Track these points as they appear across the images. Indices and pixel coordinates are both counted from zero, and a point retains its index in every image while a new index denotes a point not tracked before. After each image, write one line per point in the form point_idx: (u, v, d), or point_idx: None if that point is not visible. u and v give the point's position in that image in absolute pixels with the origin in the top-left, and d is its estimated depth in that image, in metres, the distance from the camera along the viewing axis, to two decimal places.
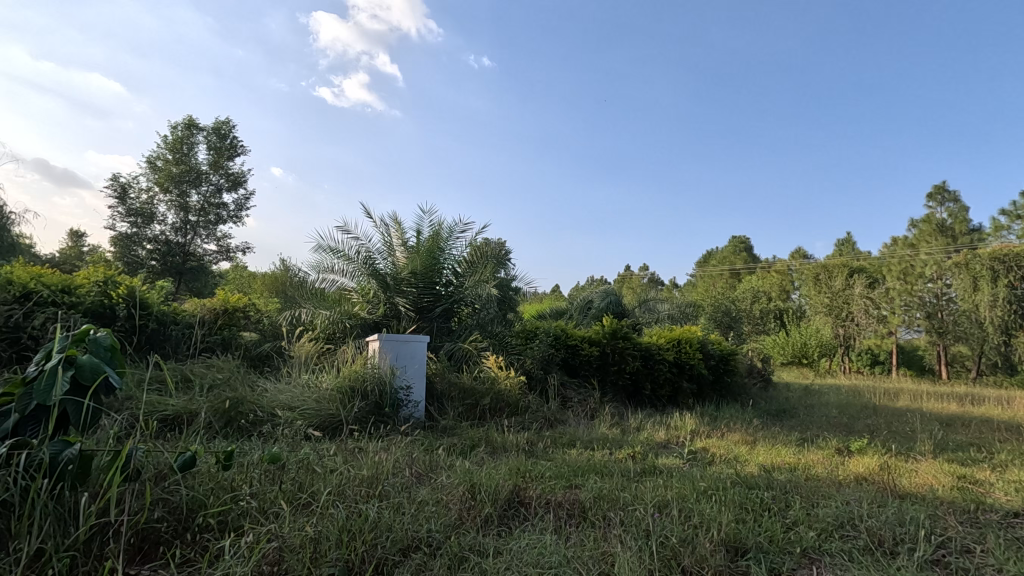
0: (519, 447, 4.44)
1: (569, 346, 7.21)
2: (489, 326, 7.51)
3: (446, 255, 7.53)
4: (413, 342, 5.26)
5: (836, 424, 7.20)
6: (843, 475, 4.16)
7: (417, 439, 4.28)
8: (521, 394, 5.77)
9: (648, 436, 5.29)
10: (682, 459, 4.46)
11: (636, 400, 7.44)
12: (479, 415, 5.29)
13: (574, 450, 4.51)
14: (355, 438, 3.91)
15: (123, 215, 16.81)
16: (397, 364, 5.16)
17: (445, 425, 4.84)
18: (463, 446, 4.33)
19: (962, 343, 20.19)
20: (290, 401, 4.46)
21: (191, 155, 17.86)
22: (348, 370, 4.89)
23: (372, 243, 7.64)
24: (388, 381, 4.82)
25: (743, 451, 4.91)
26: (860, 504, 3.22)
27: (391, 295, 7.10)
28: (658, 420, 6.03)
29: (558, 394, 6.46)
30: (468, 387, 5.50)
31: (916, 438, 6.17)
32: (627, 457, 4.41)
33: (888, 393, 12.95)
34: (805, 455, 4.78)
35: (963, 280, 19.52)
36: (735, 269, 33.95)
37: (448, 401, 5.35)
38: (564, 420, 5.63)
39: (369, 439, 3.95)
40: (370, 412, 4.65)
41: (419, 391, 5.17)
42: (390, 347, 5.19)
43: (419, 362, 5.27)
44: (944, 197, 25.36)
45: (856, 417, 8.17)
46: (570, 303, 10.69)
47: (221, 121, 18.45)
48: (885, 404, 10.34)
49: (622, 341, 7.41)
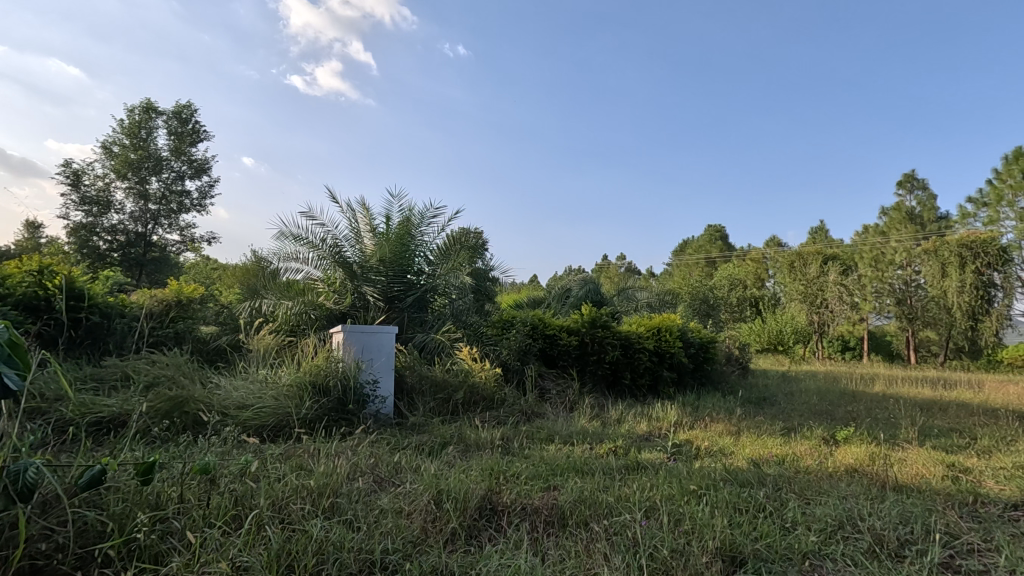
0: (494, 444, 4.15)
1: (547, 336, 6.94)
2: (464, 316, 7.19)
3: (418, 242, 7.17)
4: (380, 334, 4.93)
5: (817, 412, 7.09)
6: (833, 467, 3.97)
7: (383, 439, 3.96)
8: (497, 387, 5.48)
9: (630, 429, 5.06)
10: (666, 454, 4.22)
11: (616, 391, 7.22)
12: (452, 410, 4.98)
13: (553, 446, 4.23)
14: (314, 440, 3.57)
15: (77, 204, 15.93)
16: (363, 358, 4.82)
17: (415, 422, 4.52)
18: (434, 445, 4.02)
19: (931, 328, 20.61)
20: (244, 399, 4.10)
21: (151, 141, 17.00)
22: (309, 364, 4.52)
23: (339, 229, 7.23)
24: (353, 376, 4.48)
25: (728, 443, 4.70)
26: (857, 499, 3.02)
27: (359, 284, 6.74)
28: (639, 411, 5.81)
29: (536, 386, 6.19)
30: (440, 381, 5.19)
31: (898, 425, 6.08)
32: (609, 452, 4.16)
33: (862, 378, 13.05)
34: (791, 446, 4.60)
35: (932, 266, 19.88)
36: (711, 257, 34.17)
37: (418, 395, 5.02)
38: (542, 413, 5.37)
39: (329, 441, 3.62)
40: (332, 409, 4.29)
41: (387, 387, 4.84)
42: (356, 339, 4.84)
43: (386, 355, 4.93)
44: (914, 185, 25.77)
45: (835, 404, 8.11)
46: (547, 292, 10.42)
47: (182, 104, 17.57)
48: (862, 390, 10.37)
49: (601, 330, 7.17)
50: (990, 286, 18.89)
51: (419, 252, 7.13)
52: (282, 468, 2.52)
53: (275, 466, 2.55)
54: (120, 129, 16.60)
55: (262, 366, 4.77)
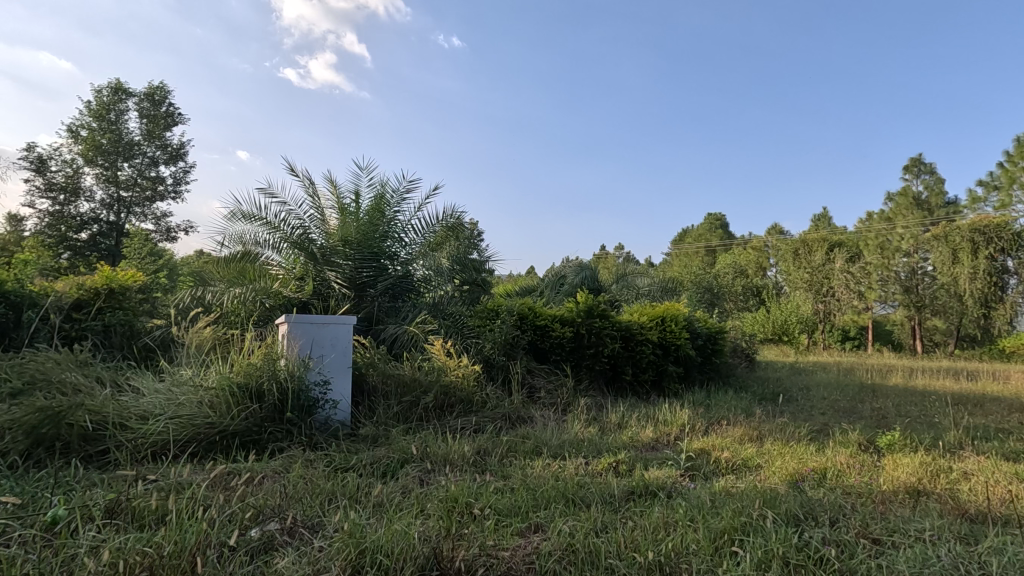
0: (465, 462, 3.34)
1: (537, 327, 6.12)
2: (444, 305, 6.37)
3: (390, 222, 6.35)
4: (333, 325, 4.10)
5: (840, 410, 6.33)
6: (890, 486, 3.18)
7: (324, 459, 3.15)
8: (477, 386, 4.67)
9: (633, 436, 4.26)
10: (678, 470, 3.44)
11: (616, 388, 6.42)
12: (420, 416, 4.18)
13: (539, 463, 3.43)
14: (225, 468, 2.77)
15: (43, 191, 15.01)
16: (311, 355, 4.00)
17: (372, 435, 3.70)
18: (389, 464, 3.21)
19: (940, 317, 19.93)
20: (153, 408, 3.31)
21: (120, 124, 16.01)
22: (241, 361, 3.68)
23: (301, 208, 6.39)
24: (298, 378, 3.65)
25: (753, 454, 3.89)
26: (942, 543, 2.24)
27: (323, 269, 5.94)
28: (643, 413, 5.02)
29: (524, 384, 5.37)
30: (408, 381, 4.36)
31: (938, 426, 5.31)
32: (610, 470, 3.35)
33: (876, 369, 12.30)
34: (827, 458, 3.82)
35: (942, 252, 19.14)
36: (711, 245, 33.29)
37: (380, 399, 4.21)
38: (530, 417, 4.56)
39: (247, 469, 2.81)
40: (265, 419, 3.45)
41: (341, 391, 4.02)
42: (303, 332, 4.01)
43: (342, 349, 4.10)
44: (921, 170, 24.90)
45: (857, 399, 7.33)
46: (540, 279, 9.57)
47: (153, 86, 16.58)
48: (882, 383, 9.60)
49: (600, 320, 6.36)
50: (1003, 272, 18.17)
51: (392, 233, 6.33)
52: (128, 534, 1.74)
53: (121, 532, 1.77)
54: (87, 111, 15.61)
55: (188, 362, 3.93)
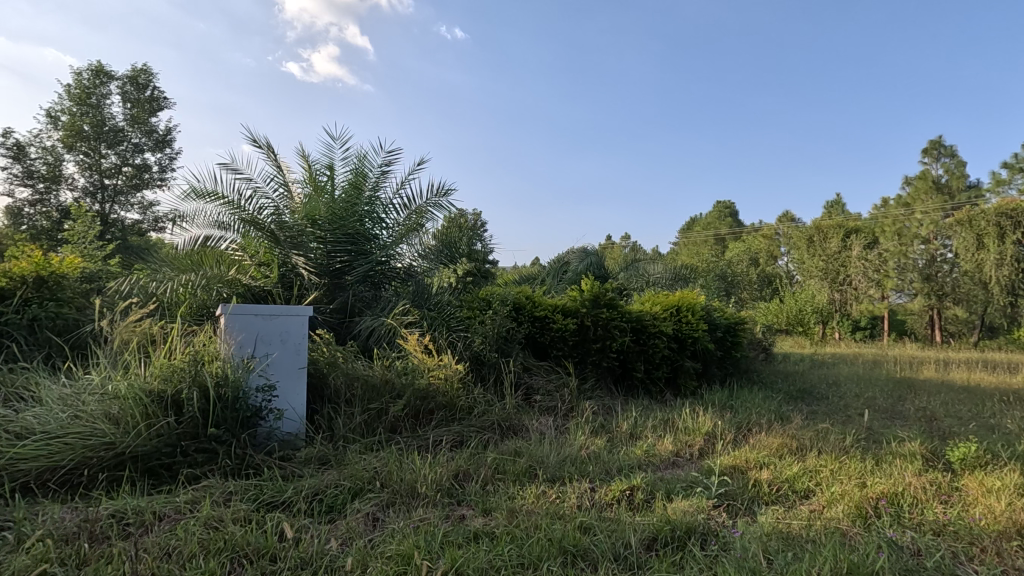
0: (436, 493, 2.61)
1: (536, 318, 5.36)
2: (430, 294, 5.61)
3: (368, 200, 5.59)
4: (284, 317, 3.37)
5: (880, 412, 5.57)
6: (989, 524, 2.43)
7: (248, 491, 2.41)
8: (462, 389, 3.93)
9: (649, 452, 3.51)
10: (710, 501, 2.69)
11: (626, 387, 5.68)
12: (389, 427, 3.44)
13: (533, 492, 2.69)
14: (96, 524, 2.03)
15: (22, 179, 14.32)
16: (255, 354, 3.26)
17: (324, 455, 2.95)
18: (335, 496, 2.50)
19: (961, 306, 19.07)
20: (34, 425, 2.60)
21: (103, 108, 15.25)
22: (160, 362, 2.92)
23: (268, 184, 5.64)
24: (232, 382, 2.91)
25: (799, 474, 3.14)
26: None
27: (291, 253, 5.20)
28: (659, 419, 4.27)
29: (519, 385, 4.63)
30: (377, 383, 3.62)
31: (1002, 431, 4.54)
32: (621, 503, 2.62)
33: (903, 362, 11.46)
34: (893, 481, 3.05)
35: (964, 237, 18.11)
36: (721, 233, 32.35)
37: (342, 407, 3.48)
38: (524, 427, 3.83)
39: (129, 524, 2.08)
40: (182, 436, 2.70)
41: (290, 398, 3.29)
42: (243, 326, 3.26)
43: (291, 345, 3.36)
44: (941, 153, 23.84)
45: (896, 398, 6.54)
46: (541, 267, 8.78)
47: (138, 68, 15.82)
48: (913, 377, 8.80)
49: (607, 310, 5.58)
50: None
51: (372, 212, 5.57)
52: None
53: None
54: (67, 95, 14.88)
55: (103, 362, 3.17)
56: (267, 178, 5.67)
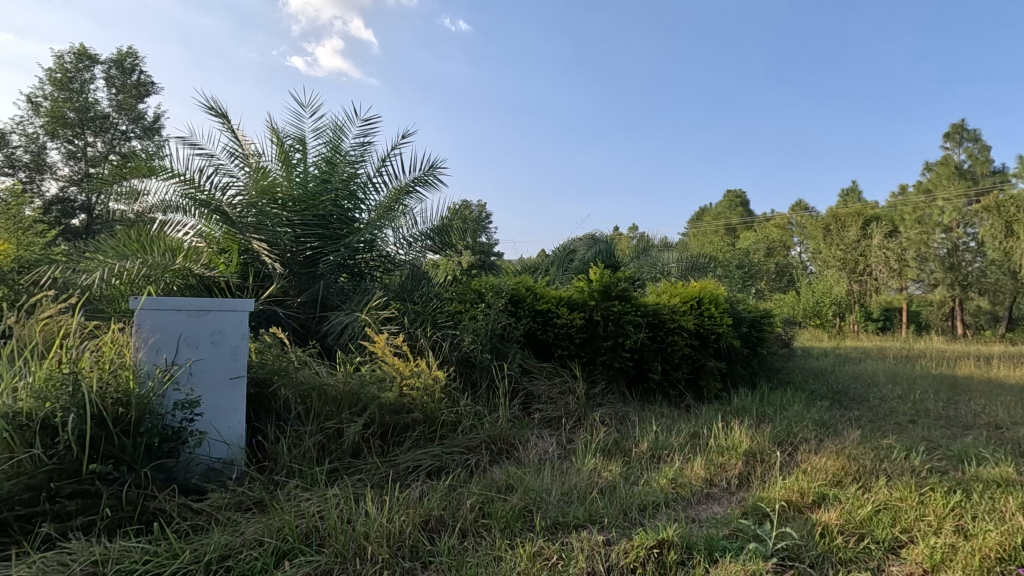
0: (394, 556, 1.92)
1: (537, 312, 4.62)
2: (416, 285, 4.89)
3: (344, 178, 4.86)
4: (216, 313, 2.66)
5: (934, 420, 4.81)
6: None
7: (125, 560, 1.73)
8: (445, 400, 3.21)
9: (676, 481, 2.79)
10: (769, 564, 1.97)
11: (641, 391, 4.96)
12: (349, 451, 2.75)
13: (528, 550, 1.98)
14: None
15: (3, 167, 13.62)
16: (175, 360, 2.55)
17: (255, 497, 2.27)
18: (252, 562, 1.82)
19: (986, 297, 18.33)
20: None
21: (87, 93, 14.52)
22: (37, 371, 2.20)
23: (230, 160, 4.91)
24: (135, 401, 2.22)
25: (875, 516, 2.42)
26: None
27: (253, 238, 4.46)
28: (686, 433, 3.54)
29: (517, 392, 3.92)
30: (338, 395, 2.91)
31: None
32: (648, 569, 1.91)
33: (937, 357, 10.58)
34: (1006, 528, 2.31)
35: (992, 224, 17.14)
36: (732, 222, 31.39)
37: (290, 426, 2.78)
38: (520, 448, 3.12)
39: None
40: (54, 475, 1.99)
41: (219, 417, 2.59)
42: (160, 323, 2.55)
43: (225, 348, 2.66)
44: (964, 137, 22.77)
45: (946, 401, 5.76)
46: (545, 255, 8.04)
47: (123, 52, 15.11)
48: (954, 374, 7.98)
49: (620, 303, 4.83)
50: None
51: (349, 190, 4.84)
52: None
53: None
54: (48, 80, 14.16)
55: None
56: (230, 152, 4.90)
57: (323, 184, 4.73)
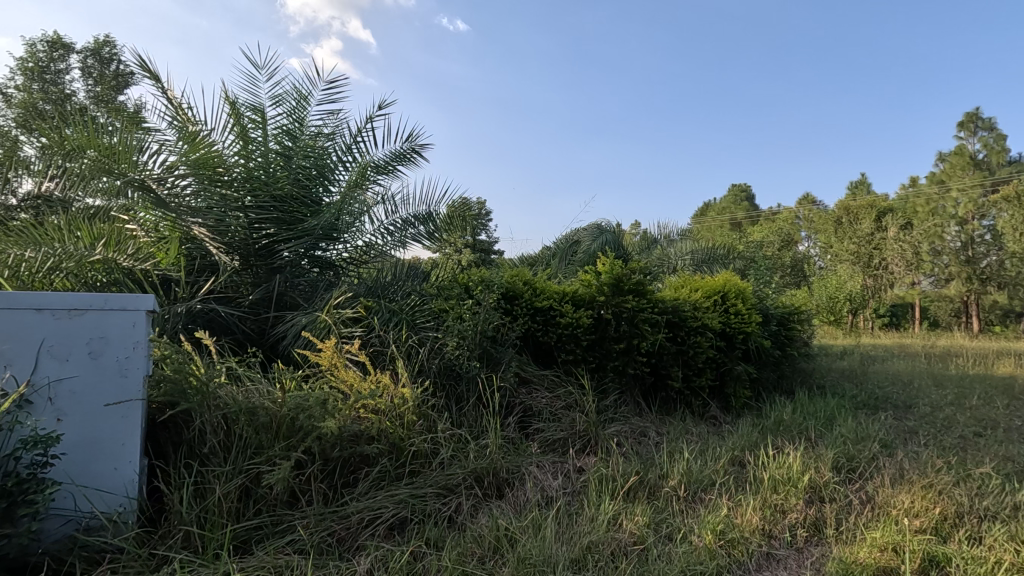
0: None
1: (537, 310, 3.87)
2: (394, 280, 4.17)
3: (307, 153, 4.10)
4: (95, 313, 1.91)
5: (1005, 434, 4.06)
6: None
7: None
8: (418, 424, 2.48)
9: (726, 536, 2.05)
10: None
11: (659, 401, 4.24)
12: (282, 499, 2.03)
13: None
14: None
15: None
16: (32, 379, 1.83)
17: None
18: None
19: (1005, 291, 17.54)
20: None
21: (63, 85, 13.85)
22: None
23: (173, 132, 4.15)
24: None
25: None
26: None
27: (195, 224, 3.72)
28: (723, 461, 2.81)
29: (511, 407, 3.20)
30: (271, 422, 2.15)
31: None
32: None
33: (966, 356, 9.79)
34: None
35: (1013, 215, 16.32)
36: (737, 217, 30.58)
37: (201, 466, 2.06)
38: (512, 487, 2.40)
39: None
40: None
41: (96, 458, 1.87)
42: (12, 327, 1.83)
43: (108, 360, 1.91)
44: (978, 126, 21.94)
45: (1007, 408, 4.99)
46: (545, 248, 7.29)
47: (100, 40, 14.39)
48: (995, 375, 7.22)
49: (634, 299, 4.07)
50: None
51: (315, 168, 4.11)
52: None
53: None
54: (22, 71, 13.46)
55: None
56: (173, 127, 4.13)
57: (282, 159, 3.99)
